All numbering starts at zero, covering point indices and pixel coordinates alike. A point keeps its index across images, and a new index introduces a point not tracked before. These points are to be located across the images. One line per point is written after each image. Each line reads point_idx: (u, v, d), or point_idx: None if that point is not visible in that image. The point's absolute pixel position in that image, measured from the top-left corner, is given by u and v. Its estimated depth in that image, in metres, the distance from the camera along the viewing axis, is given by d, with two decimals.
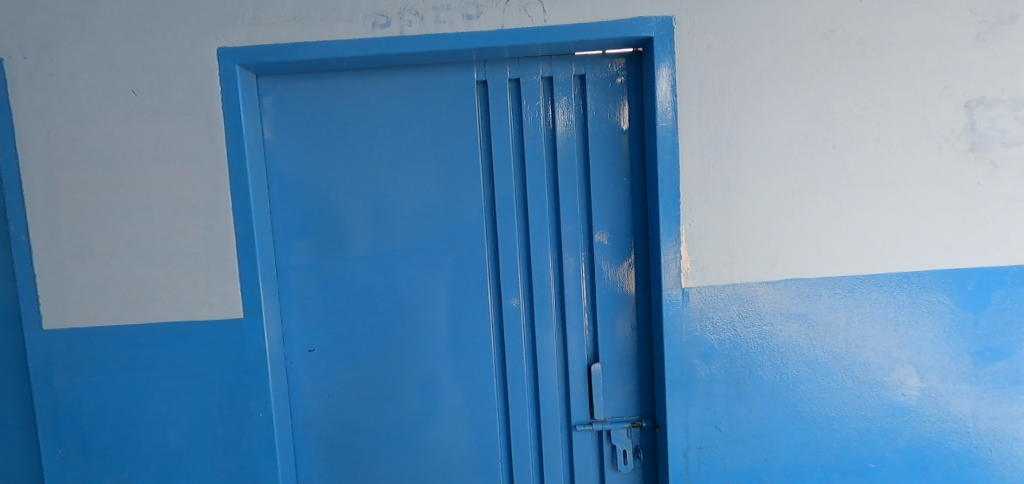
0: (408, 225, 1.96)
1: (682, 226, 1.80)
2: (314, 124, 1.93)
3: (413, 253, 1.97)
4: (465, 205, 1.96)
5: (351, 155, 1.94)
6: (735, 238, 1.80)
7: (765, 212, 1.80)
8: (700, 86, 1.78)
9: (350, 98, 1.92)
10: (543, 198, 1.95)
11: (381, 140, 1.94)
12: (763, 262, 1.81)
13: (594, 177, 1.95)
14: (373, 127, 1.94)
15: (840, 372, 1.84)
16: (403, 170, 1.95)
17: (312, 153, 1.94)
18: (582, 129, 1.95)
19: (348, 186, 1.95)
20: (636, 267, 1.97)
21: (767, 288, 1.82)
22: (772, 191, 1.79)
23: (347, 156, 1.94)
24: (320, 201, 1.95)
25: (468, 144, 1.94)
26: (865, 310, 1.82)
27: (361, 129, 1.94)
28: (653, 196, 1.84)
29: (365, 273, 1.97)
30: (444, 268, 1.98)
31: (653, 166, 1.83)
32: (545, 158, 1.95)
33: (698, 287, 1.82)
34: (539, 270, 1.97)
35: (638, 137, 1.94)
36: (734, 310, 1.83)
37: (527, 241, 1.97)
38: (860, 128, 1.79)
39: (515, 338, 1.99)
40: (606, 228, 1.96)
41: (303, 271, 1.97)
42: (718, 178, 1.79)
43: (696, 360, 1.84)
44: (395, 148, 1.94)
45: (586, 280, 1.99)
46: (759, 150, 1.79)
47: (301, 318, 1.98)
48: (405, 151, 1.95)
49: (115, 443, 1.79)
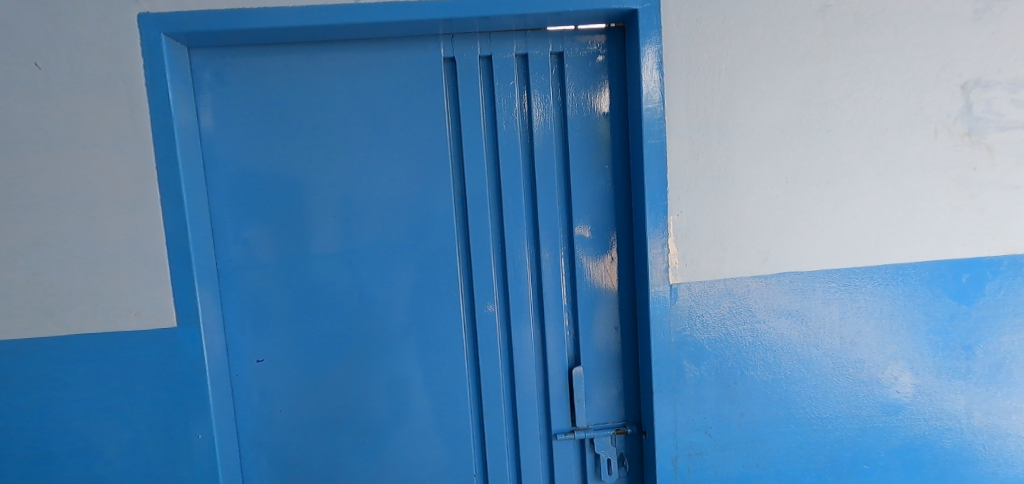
0: (366, 219, 1.76)
1: (670, 217, 1.66)
2: (259, 106, 1.70)
3: (375, 249, 1.77)
4: (432, 196, 1.77)
5: (301, 139, 1.72)
6: (726, 230, 1.67)
7: (758, 202, 1.67)
8: (687, 65, 1.63)
9: (300, 76, 1.70)
10: (518, 189, 1.77)
11: (335, 123, 1.73)
12: (755, 255, 1.69)
13: (574, 165, 1.79)
14: (327, 109, 1.72)
15: (834, 371, 1.74)
16: (361, 156, 1.74)
17: (256, 138, 1.71)
18: (560, 112, 1.79)
19: (299, 173, 1.73)
20: (619, 262, 1.83)
21: (759, 283, 1.70)
22: (765, 179, 1.67)
23: (297, 141, 1.72)
24: (266, 193, 1.73)
25: (435, 127, 1.75)
26: (860, 305, 1.72)
27: (313, 112, 1.72)
28: (638, 185, 1.69)
29: (319, 272, 1.76)
30: (411, 264, 1.78)
31: (637, 153, 1.68)
32: (520, 145, 1.77)
33: (687, 283, 1.68)
34: (515, 268, 1.80)
35: (621, 121, 1.79)
36: (724, 307, 1.70)
37: (501, 236, 1.80)
38: (856, 111, 1.68)
39: (489, 342, 1.82)
40: (587, 220, 1.80)
41: (249, 272, 1.75)
42: (708, 165, 1.65)
43: (685, 362, 1.71)
44: (352, 134, 1.73)
45: (566, 278, 1.83)
46: (751, 135, 1.66)
47: (247, 324, 1.76)
48: (363, 135, 1.74)
49: (26, 475, 1.54)
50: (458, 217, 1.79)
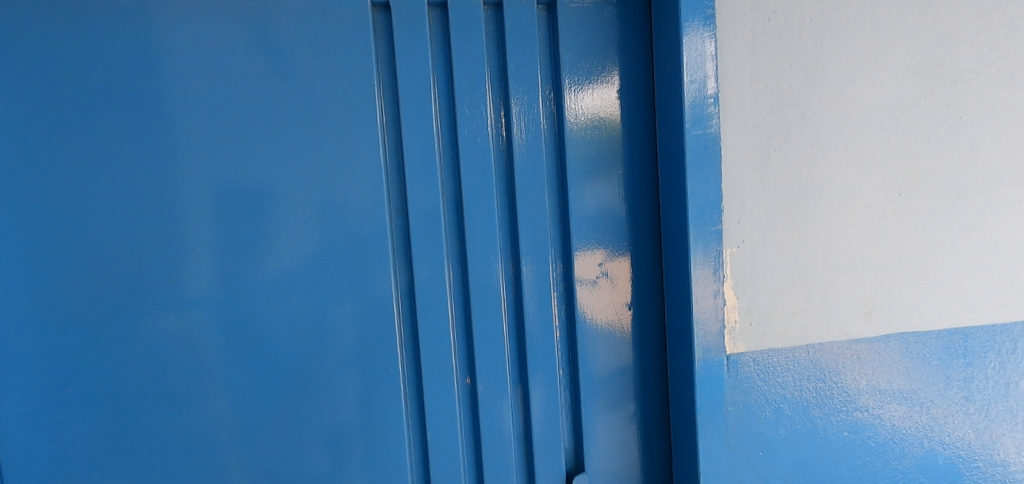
0: (241, 256, 1.02)
1: (727, 250, 1.06)
2: (48, 57, 0.95)
3: (258, 309, 1.03)
4: (353, 218, 1.06)
5: (122, 119, 0.97)
6: (809, 269, 1.09)
7: (857, 227, 1.09)
8: (754, 13, 1.04)
9: (119, 11, 0.96)
10: (489, 205, 1.12)
11: (184, 92, 0.99)
12: (852, 307, 1.10)
13: (574, 170, 1.18)
14: (172, 70, 0.98)
15: (968, 480, 1.16)
16: (229, 149, 1.01)
17: (44, 110, 0.95)
18: (552, 90, 1.17)
19: (126, 167, 0.97)
20: (638, 314, 1.23)
21: (860, 351, 1.11)
22: (867, 191, 1.09)
23: (112, 123, 0.97)
24: (69, 195, 0.96)
25: (357, 104, 1.05)
26: (1005, 380, 1.15)
27: (148, 72, 0.98)
28: (674, 200, 1.08)
29: (155, 353, 1.00)
30: (319, 333, 1.06)
31: (672, 152, 1.07)
32: (491, 137, 1.13)
33: (752, 352, 1.08)
34: (485, 330, 1.13)
35: (644, 105, 1.21)
36: (809, 388, 1.10)
37: (464, 281, 1.13)
38: (1001, 88, 1.10)
39: (449, 451, 1.12)
40: (595, 253, 1.20)
41: (30, 342, 0.96)
42: (783, 169, 1.07)
43: (751, 475, 1.10)
44: (213, 112, 1.00)
45: (561, 340, 1.20)
46: (847, 122, 1.07)
47: (19, 449, 0.97)
48: (235, 114, 1.01)
49: None
50: (398, 251, 1.10)
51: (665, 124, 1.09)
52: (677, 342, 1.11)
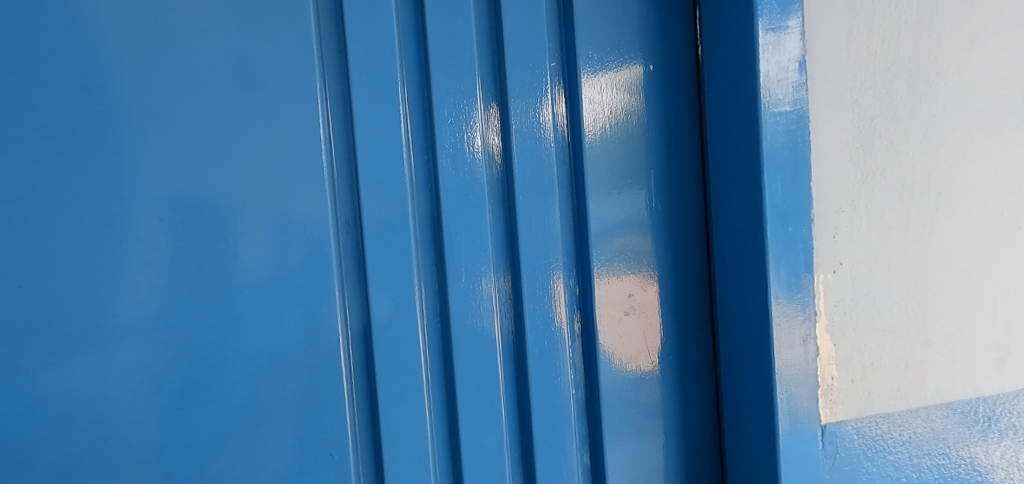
0: (77, 312, 0.57)
1: (820, 275, 0.75)
2: None
3: (108, 404, 0.59)
4: (280, 238, 0.64)
5: None
6: (928, 301, 0.78)
7: (984, 244, 0.80)
8: None
9: None
10: (479, 214, 0.75)
11: None
12: (980, 351, 0.80)
13: (596, 177, 0.81)
14: None
15: None
16: (42, 121, 0.55)
17: None
18: (564, 46, 0.80)
19: None
20: (684, 366, 0.87)
21: (990, 414, 0.81)
22: (995, 194, 0.80)
23: None
24: None
25: (282, 54, 0.64)
26: None
27: None
28: (733, 210, 0.76)
29: None
30: (227, 437, 0.63)
31: (729, 142, 0.76)
32: (477, 126, 0.75)
33: (856, 419, 0.77)
34: (478, 404, 0.76)
35: (688, 83, 0.86)
36: (930, 471, 0.79)
37: (444, 340, 0.75)
38: None
39: None
40: (628, 293, 0.83)
41: None
42: (892, 163, 0.77)
43: None
44: (11, 48, 0.54)
45: (578, 409, 0.82)
46: (972, 102, 0.79)
47: None
48: (58, 55, 0.56)
49: None
50: (350, 296, 0.69)
51: (717, 104, 0.78)
52: (734, 408, 0.79)
